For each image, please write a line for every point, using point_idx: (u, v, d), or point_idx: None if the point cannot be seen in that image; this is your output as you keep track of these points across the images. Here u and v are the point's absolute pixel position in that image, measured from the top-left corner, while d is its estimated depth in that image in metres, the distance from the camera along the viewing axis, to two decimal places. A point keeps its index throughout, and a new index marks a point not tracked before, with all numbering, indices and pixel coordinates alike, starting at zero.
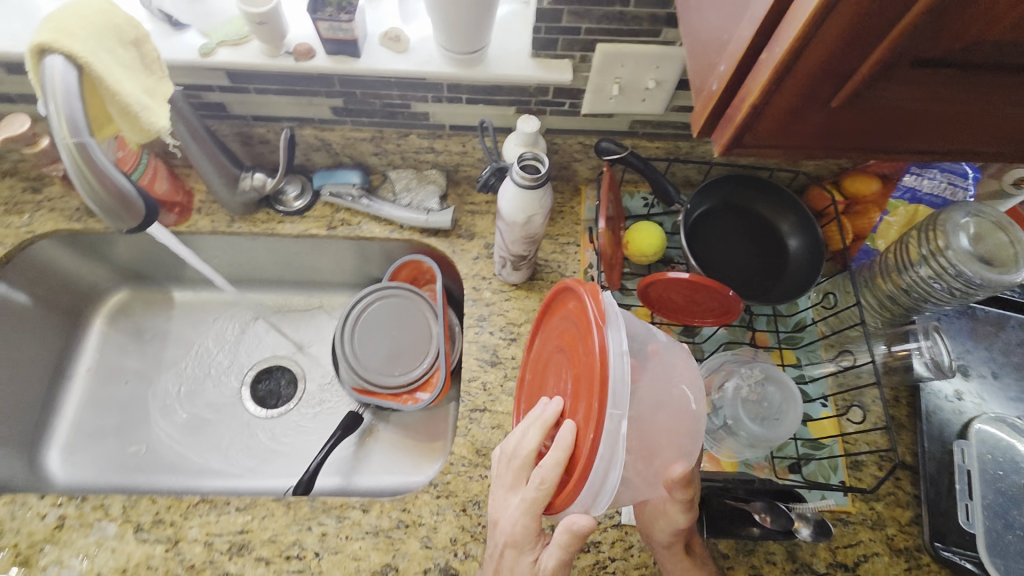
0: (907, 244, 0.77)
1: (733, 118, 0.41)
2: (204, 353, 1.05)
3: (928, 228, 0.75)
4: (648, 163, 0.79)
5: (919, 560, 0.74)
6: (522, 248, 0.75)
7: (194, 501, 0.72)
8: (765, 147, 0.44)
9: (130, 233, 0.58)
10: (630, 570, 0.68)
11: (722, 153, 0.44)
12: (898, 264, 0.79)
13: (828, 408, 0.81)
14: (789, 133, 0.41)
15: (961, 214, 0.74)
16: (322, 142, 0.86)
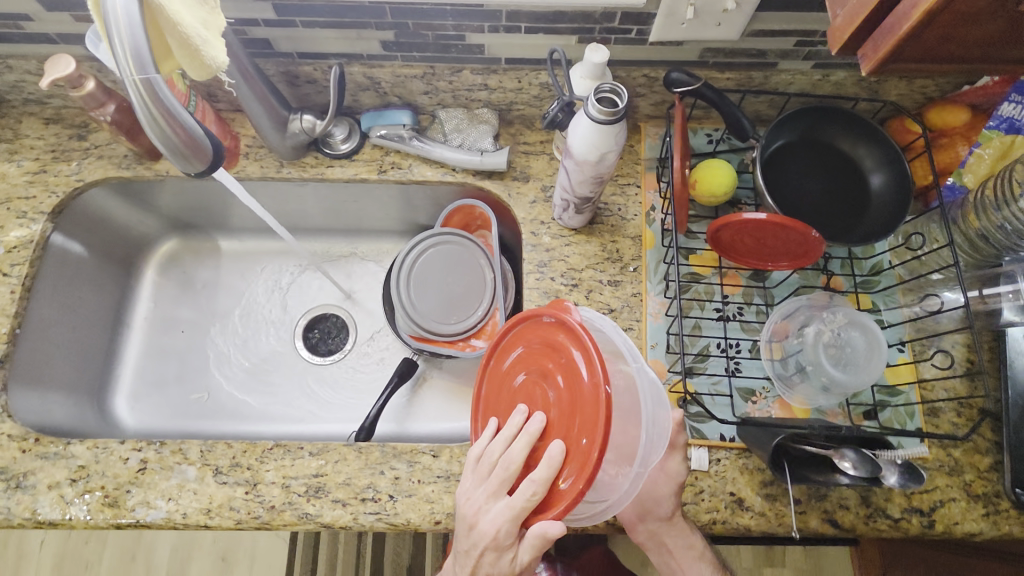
0: (1009, 180, 0.72)
1: (893, 31, 0.42)
2: (256, 303, 1.05)
3: None
4: (724, 95, 0.73)
5: (997, 505, 0.74)
6: (590, 190, 0.71)
7: (268, 446, 0.73)
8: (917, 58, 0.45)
9: (200, 175, 0.57)
10: (701, 513, 0.72)
11: (871, 71, 0.45)
12: (995, 200, 0.74)
13: (905, 354, 0.78)
14: (945, 40, 0.43)
15: None
16: (370, 81, 0.82)
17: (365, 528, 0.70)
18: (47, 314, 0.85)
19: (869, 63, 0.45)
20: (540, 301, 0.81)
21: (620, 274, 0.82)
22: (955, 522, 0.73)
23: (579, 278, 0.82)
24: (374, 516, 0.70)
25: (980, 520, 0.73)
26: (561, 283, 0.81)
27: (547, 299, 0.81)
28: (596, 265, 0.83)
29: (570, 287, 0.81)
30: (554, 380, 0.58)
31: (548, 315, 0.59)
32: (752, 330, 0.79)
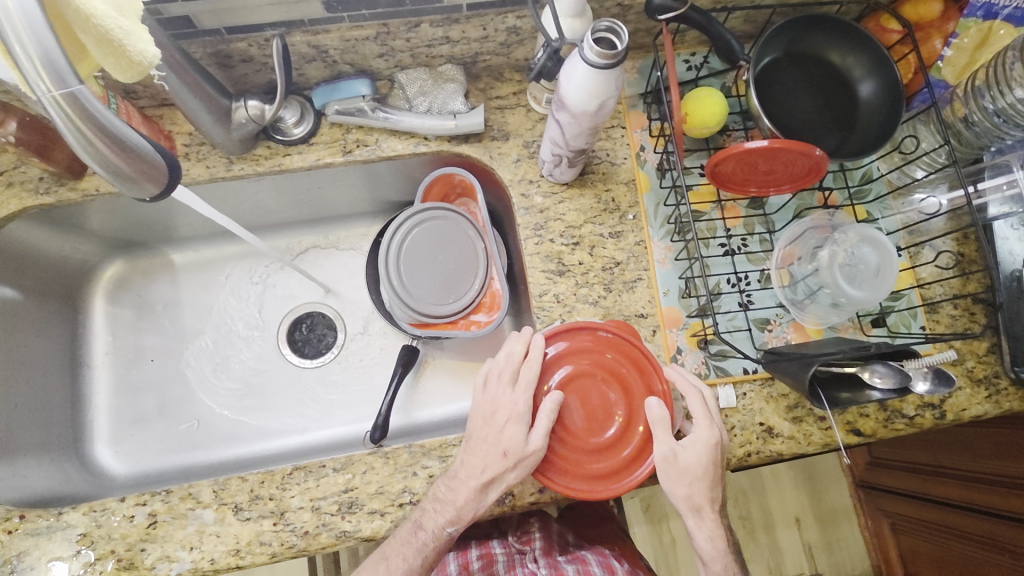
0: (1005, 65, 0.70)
1: None
2: (227, 316, 0.96)
3: None
4: (711, 16, 0.69)
5: (997, 385, 0.77)
6: (585, 141, 0.66)
7: (287, 471, 0.68)
8: None
9: (153, 197, 0.49)
10: (736, 448, 0.73)
11: None
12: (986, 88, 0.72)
13: (902, 258, 0.80)
14: None
15: None
16: (316, 50, 0.72)
17: None
18: None
19: None
20: (544, 266, 0.76)
21: (620, 224, 0.79)
22: (962, 409, 0.76)
23: (579, 236, 0.78)
24: None
25: (984, 403, 0.76)
26: (561, 244, 0.77)
27: (551, 263, 0.77)
28: (594, 218, 0.79)
29: (572, 246, 0.77)
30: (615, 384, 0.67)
31: (609, 330, 0.68)
32: (757, 260, 0.78)
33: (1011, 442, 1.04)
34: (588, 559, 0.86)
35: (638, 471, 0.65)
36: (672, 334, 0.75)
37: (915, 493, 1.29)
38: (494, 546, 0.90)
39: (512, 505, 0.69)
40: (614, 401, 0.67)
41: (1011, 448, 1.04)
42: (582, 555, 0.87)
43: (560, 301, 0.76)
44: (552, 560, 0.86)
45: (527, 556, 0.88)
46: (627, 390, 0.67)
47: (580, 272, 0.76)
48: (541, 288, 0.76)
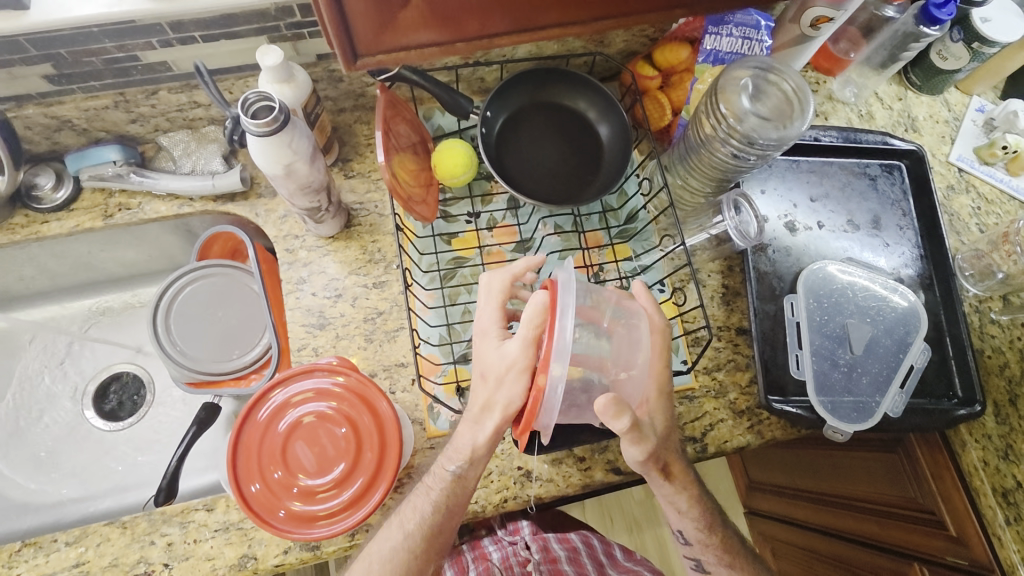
0: (699, 118, 0.73)
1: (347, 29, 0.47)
2: (30, 382, 0.95)
3: (713, 94, 0.71)
4: (426, 75, 0.72)
5: (759, 416, 0.79)
6: (307, 201, 0.68)
7: (16, 548, 0.67)
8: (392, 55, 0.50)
9: None
10: (491, 496, 0.72)
11: (350, 67, 0.50)
12: (698, 140, 0.75)
13: (666, 292, 0.80)
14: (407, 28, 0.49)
15: (739, 77, 0.71)
16: (58, 121, 0.73)
17: None
18: None
19: (345, 60, 0.49)
20: (304, 320, 0.77)
21: (385, 273, 0.80)
22: (724, 441, 0.77)
23: (342, 288, 0.79)
24: None
25: (745, 434, 0.78)
26: (323, 297, 0.78)
27: (311, 316, 0.77)
28: (358, 269, 0.80)
29: (334, 299, 0.78)
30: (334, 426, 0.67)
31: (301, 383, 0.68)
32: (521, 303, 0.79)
33: (877, 467, 1.01)
34: (571, 536, 1.04)
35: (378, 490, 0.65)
36: (430, 382, 0.74)
37: (793, 519, 1.27)
38: (487, 545, 1.00)
39: (253, 567, 0.68)
40: (339, 435, 0.67)
41: (878, 473, 1.01)
42: (567, 535, 1.04)
43: (318, 354, 0.76)
44: (542, 542, 1.00)
45: (518, 546, 1.00)
46: (347, 420, 0.67)
47: (341, 325, 0.77)
48: (300, 342, 0.76)
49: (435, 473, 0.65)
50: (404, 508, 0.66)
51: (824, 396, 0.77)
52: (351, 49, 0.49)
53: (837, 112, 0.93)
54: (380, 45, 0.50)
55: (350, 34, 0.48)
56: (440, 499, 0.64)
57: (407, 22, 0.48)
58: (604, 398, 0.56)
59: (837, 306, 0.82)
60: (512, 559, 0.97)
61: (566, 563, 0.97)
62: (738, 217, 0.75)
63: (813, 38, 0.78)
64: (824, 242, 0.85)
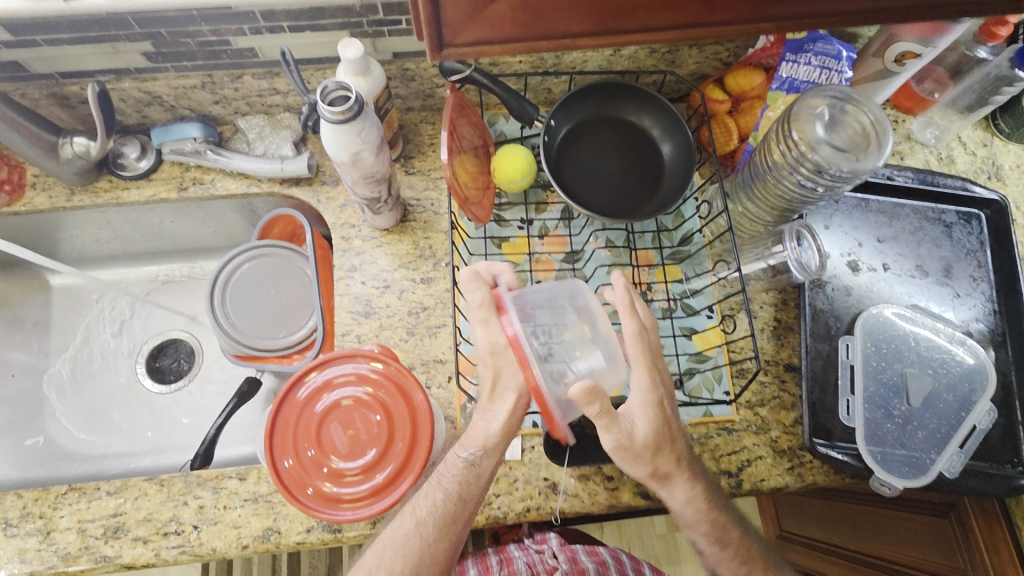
0: (769, 143, 0.71)
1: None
2: (93, 337, 1.01)
3: (786, 122, 0.69)
4: (496, 78, 0.73)
5: (802, 458, 0.75)
6: (367, 189, 0.69)
7: (62, 491, 0.70)
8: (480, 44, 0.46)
9: None
10: (515, 503, 0.71)
11: (435, 59, 0.46)
12: (765, 167, 0.73)
13: (714, 319, 0.79)
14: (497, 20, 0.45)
15: (815, 103, 0.69)
16: (150, 96, 0.79)
17: (169, 563, 0.68)
18: None
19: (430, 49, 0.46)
20: (351, 307, 0.79)
21: (433, 270, 0.81)
22: (761, 479, 0.74)
23: (390, 280, 0.80)
24: (176, 550, 0.68)
25: (785, 475, 0.74)
26: (372, 287, 0.80)
27: (358, 305, 0.79)
28: (407, 263, 0.81)
29: (382, 290, 0.80)
30: (369, 413, 0.68)
31: (344, 369, 0.69)
32: None
33: (925, 532, 0.95)
34: (600, 549, 1.01)
35: (406, 481, 0.66)
36: (466, 381, 0.75)
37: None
38: (514, 551, 1.00)
39: (275, 541, 0.69)
40: (374, 421, 0.68)
41: (926, 539, 0.95)
42: (595, 548, 1.01)
43: (360, 341, 0.77)
44: (571, 553, 0.97)
45: (545, 554, 0.99)
46: (384, 408, 0.68)
47: (386, 316, 0.79)
48: (345, 328, 0.78)
49: (448, 461, 0.64)
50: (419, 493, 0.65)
51: (874, 446, 0.73)
52: (439, 40, 0.45)
53: (915, 153, 0.89)
54: (468, 37, 0.46)
55: (439, 24, 0.44)
56: (451, 486, 0.63)
57: (495, 16, 0.45)
58: (564, 428, 0.52)
59: (897, 353, 0.78)
60: (539, 566, 0.97)
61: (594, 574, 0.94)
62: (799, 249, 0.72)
63: (896, 74, 0.76)
64: (887, 285, 0.81)
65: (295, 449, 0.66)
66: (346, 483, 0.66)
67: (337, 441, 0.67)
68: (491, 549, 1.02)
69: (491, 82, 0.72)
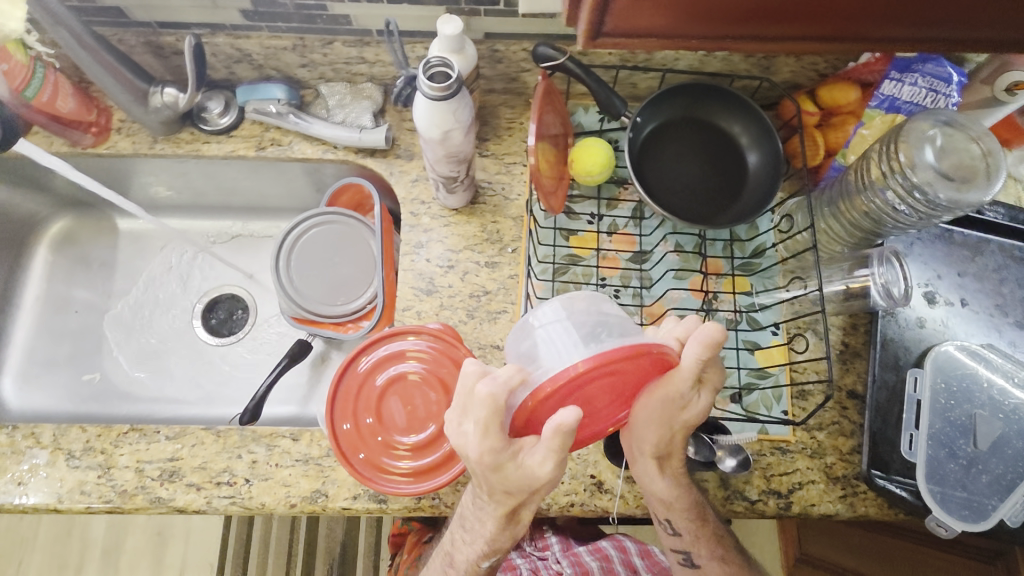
0: (869, 162, 0.69)
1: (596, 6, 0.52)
2: (153, 282, 1.03)
3: (892, 142, 0.67)
4: (590, 68, 0.71)
5: (855, 488, 0.73)
6: (448, 168, 0.69)
7: (124, 429, 0.72)
8: (626, 36, 0.57)
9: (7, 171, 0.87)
10: (559, 496, 0.71)
11: (587, 45, 0.58)
12: (860, 185, 0.71)
13: (779, 336, 0.77)
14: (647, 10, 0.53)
15: (928, 126, 0.66)
16: (240, 53, 0.79)
17: (219, 512, 0.70)
18: None
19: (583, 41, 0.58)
20: (414, 283, 0.79)
21: (498, 255, 0.81)
22: (810, 504, 0.73)
23: (455, 260, 0.80)
24: (227, 500, 0.70)
25: (836, 502, 0.73)
26: (436, 265, 0.80)
27: (421, 281, 0.79)
28: (474, 245, 0.81)
29: (446, 269, 0.80)
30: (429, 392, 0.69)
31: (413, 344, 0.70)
32: (626, 313, 0.78)
33: None
34: (604, 544, 1.00)
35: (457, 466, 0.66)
36: None
37: None
38: (515, 558, 1.00)
39: (322, 504, 0.70)
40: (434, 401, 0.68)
41: None
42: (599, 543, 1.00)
43: (421, 318, 0.78)
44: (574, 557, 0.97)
45: (548, 560, 0.99)
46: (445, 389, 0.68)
47: (448, 295, 0.79)
48: (406, 303, 0.78)
49: (479, 514, 0.62)
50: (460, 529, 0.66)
51: (933, 484, 0.71)
52: (594, 33, 0.57)
53: (1007, 188, 0.85)
54: (615, 32, 0.57)
55: (601, 17, 0.54)
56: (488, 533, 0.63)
57: (642, 16, 0.54)
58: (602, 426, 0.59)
59: (969, 393, 0.75)
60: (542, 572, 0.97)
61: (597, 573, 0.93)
62: (885, 275, 0.71)
63: (1005, 104, 0.72)
64: (963, 323, 0.78)
65: (354, 416, 0.68)
66: (399, 455, 0.67)
67: (395, 414, 0.68)
68: (495, 558, 1.02)
69: (583, 74, 0.70)
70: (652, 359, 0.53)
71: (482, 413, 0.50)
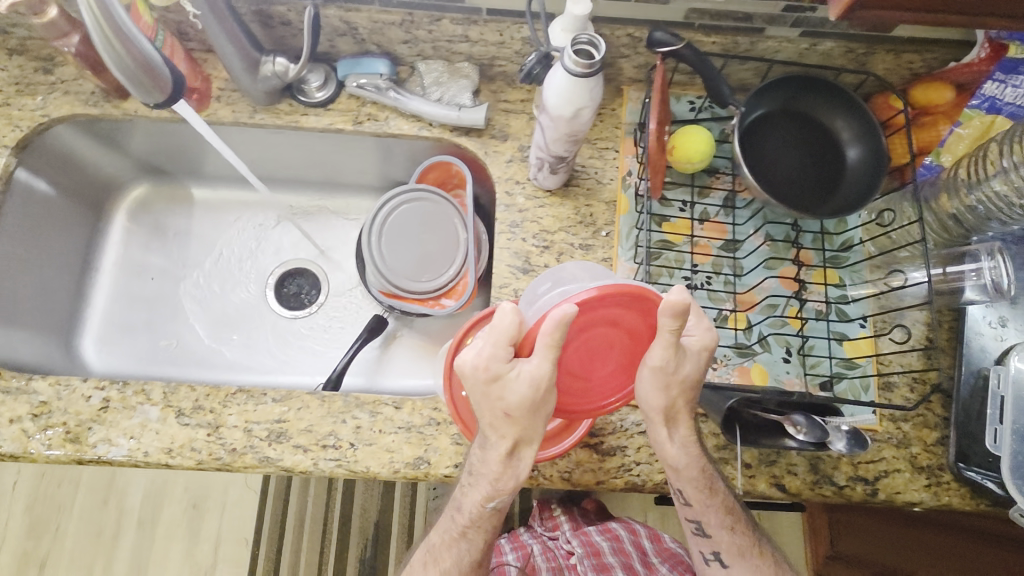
0: (986, 155, 0.73)
1: None
2: (227, 252, 1.03)
3: (1015, 137, 0.70)
4: (705, 57, 0.72)
5: (939, 477, 0.77)
6: (563, 147, 0.71)
7: (231, 390, 0.74)
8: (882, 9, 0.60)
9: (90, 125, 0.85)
10: (654, 472, 0.74)
11: (840, 16, 0.62)
12: (970, 180, 0.74)
13: (866, 329, 0.80)
14: None
15: None
16: (347, 26, 0.80)
17: (325, 473, 0.72)
18: (8, 249, 0.83)
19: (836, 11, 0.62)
20: (511, 261, 0.81)
21: (592, 238, 0.82)
22: (896, 491, 0.76)
23: (550, 240, 0.82)
24: (334, 462, 0.72)
25: (921, 490, 0.76)
26: (532, 245, 0.81)
27: (517, 260, 0.81)
28: (568, 227, 0.82)
29: (542, 249, 0.81)
30: None
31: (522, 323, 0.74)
32: (717, 299, 0.80)
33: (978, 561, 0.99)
34: (613, 526, 1.16)
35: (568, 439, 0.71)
36: None
37: None
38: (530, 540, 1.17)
39: (425, 470, 0.72)
40: None
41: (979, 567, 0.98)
42: (609, 527, 1.16)
43: (517, 296, 0.79)
44: (584, 538, 1.13)
45: (561, 541, 1.16)
46: None
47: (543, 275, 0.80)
48: (502, 281, 0.80)
49: (486, 456, 0.63)
50: (468, 478, 0.66)
51: (1017, 479, 0.70)
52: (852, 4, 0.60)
53: None
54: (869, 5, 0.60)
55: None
56: (496, 475, 0.62)
57: None
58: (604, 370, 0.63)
59: None
60: (555, 551, 1.14)
61: (607, 552, 1.08)
62: (991, 270, 0.74)
63: None
64: None
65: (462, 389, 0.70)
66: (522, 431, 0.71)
67: None
68: (512, 544, 1.17)
69: (698, 65, 0.72)
70: (643, 300, 0.57)
71: (501, 324, 0.55)
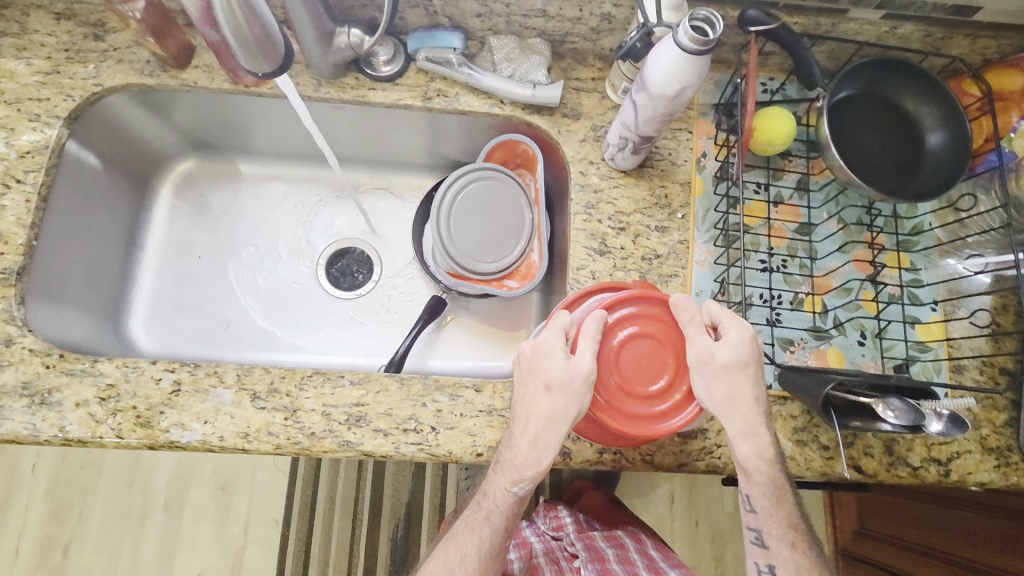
0: None
1: None
2: (276, 231, 1.00)
3: None
4: (800, 38, 0.70)
5: (1009, 458, 0.77)
6: (655, 127, 0.69)
7: (307, 372, 0.71)
8: None
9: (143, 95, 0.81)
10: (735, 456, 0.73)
11: None
12: None
13: (937, 312, 0.80)
14: None
15: None
16: None
17: (406, 458, 0.69)
18: (61, 226, 0.79)
19: None
20: (587, 243, 0.79)
21: (668, 220, 0.81)
22: (968, 472, 0.76)
23: (626, 222, 0.80)
24: (415, 446, 0.69)
25: (991, 471, 0.76)
26: (608, 226, 0.80)
27: (594, 241, 0.79)
28: (644, 209, 0.81)
29: (618, 231, 0.80)
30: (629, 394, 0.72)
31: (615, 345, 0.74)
32: (794, 282, 0.79)
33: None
34: (615, 533, 1.04)
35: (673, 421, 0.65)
36: None
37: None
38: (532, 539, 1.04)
39: None
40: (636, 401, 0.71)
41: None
42: (616, 534, 1.04)
43: (595, 278, 0.78)
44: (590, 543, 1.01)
45: (564, 543, 1.03)
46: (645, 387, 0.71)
47: (620, 256, 0.79)
48: (579, 263, 0.78)
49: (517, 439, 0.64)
50: (497, 465, 0.66)
51: None
52: None
53: None
54: None
55: None
56: (521, 456, 0.63)
57: None
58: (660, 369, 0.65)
59: None
60: (558, 552, 1.01)
61: (614, 561, 0.96)
62: None
63: None
64: None
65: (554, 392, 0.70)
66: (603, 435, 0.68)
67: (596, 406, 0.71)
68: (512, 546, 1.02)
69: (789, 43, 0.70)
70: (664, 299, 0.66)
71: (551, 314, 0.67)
